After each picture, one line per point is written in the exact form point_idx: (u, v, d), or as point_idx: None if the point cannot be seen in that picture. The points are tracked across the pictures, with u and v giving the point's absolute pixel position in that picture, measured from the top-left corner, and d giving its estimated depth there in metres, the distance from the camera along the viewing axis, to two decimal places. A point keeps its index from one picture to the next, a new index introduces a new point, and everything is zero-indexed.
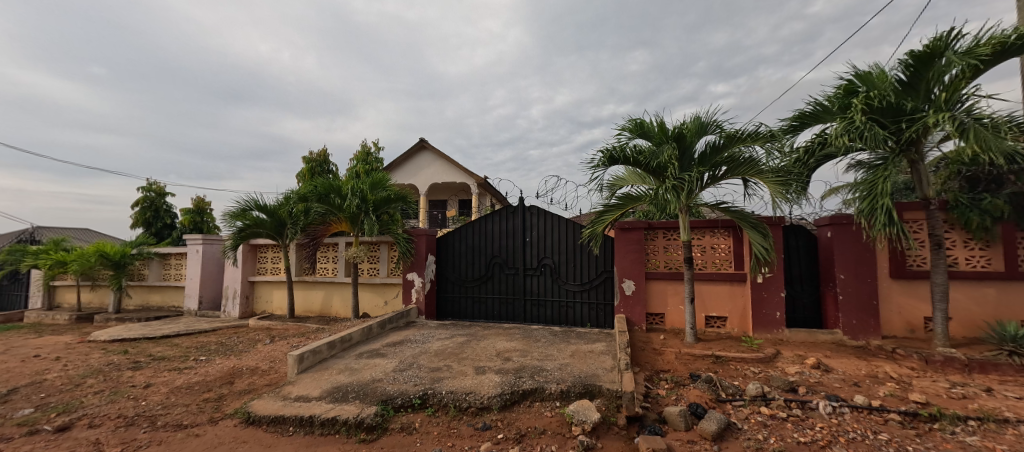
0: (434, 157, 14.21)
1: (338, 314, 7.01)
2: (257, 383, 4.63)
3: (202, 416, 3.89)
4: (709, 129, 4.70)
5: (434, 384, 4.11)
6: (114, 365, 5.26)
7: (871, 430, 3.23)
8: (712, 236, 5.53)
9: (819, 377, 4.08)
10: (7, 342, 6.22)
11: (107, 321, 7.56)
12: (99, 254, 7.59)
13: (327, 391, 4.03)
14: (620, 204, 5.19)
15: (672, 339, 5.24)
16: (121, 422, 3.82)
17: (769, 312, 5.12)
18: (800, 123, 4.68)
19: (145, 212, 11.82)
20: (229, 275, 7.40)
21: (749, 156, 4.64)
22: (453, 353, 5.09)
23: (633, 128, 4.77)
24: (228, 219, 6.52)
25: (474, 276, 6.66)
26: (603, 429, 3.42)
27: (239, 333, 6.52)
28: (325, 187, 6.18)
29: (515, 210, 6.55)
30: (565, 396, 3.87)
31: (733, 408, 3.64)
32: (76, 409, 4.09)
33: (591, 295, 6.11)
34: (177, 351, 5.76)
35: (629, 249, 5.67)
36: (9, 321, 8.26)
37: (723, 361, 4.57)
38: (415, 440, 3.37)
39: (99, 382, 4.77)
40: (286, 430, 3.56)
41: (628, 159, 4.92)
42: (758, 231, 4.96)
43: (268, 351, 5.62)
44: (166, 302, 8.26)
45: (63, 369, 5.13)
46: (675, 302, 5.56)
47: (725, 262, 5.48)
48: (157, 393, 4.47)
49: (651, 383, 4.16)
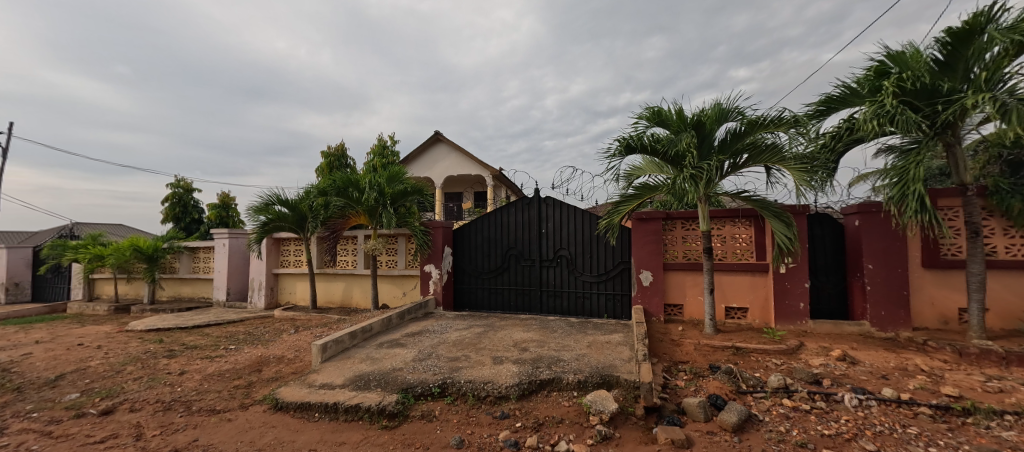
0: (449, 149, 14.27)
1: (359, 305, 7.19)
2: (284, 371, 4.81)
3: (234, 402, 4.08)
4: (730, 115, 4.57)
5: (453, 373, 4.19)
6: (151, 353, 5.55)
7: (899, 423, 3.14)
8: (733, 226, 5.41)
9: (844, 369, 3.98)
10: (54, 331, 6.61)
11: (143, 312, 7.94)
12: (133, 248, 7.95)
13: (350, 380, 4.16)
14: (637, 194, 5.13)
15: (690, 330, 5.19)
16: (159, 407, 4.04)
17: (792, 303, 5.00)
18: (827, 107, 4.51)
19: (174, 207, 12.30)
20: (255, 267, 7.66)
21: (772, 143, 4.51)
22: (471, 343, 5.17)
23: (651, 116, 4.68)
24: (252, 214, 6.71)
25: (491, 267, 6.71)
26: (621, 418, 3.43)
27: (265, 323, 6.76)
28: (344, 181, 6.29)
29: (531, 201, 6.54)
30: (583, 386, 3.90)
31: (755, 400, 3.59)
32: (118, 394, 4.34)
33: (608, 286, 6.08)
34: (208, 340, 6.02)
35: (646, 239, 5.60)
36: (55, 312, 8.76)
37: (744, 353, 4.50)
38: (436, 427, 3.45)
39: (138, 369, 5.04)
40: (312, 416, 3.70)
41: (646, 147, 4.83)
42: (782, 220, 4.83)
43: (293, 341, 5.81)
44: (197, 294, 8.62)
45: (105, 357, 5.43)
46: (694, 293, 5.48)
47: (746, 252, 5.36)
48: (191, 379, 4.70)
49: (670, 374, 4.14)
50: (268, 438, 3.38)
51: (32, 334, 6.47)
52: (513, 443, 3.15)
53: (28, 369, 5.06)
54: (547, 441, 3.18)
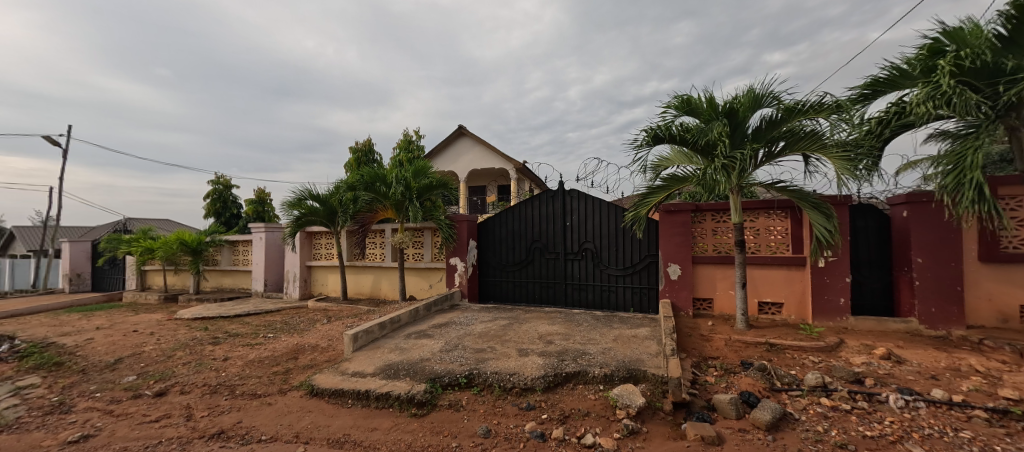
0: (473, 143, 14.33)
1: (387, 296, 7.39)
2: (318, 359, 5.02)
3: (274, 387, 4.30)
4: (766, 101, 4.36)
5: (479, 364, 4.26)
6: (198, 340, 5.92)
7: (950, 426, 2.95)
8: (767, 218, 5.20)
9: (889, 369, 3.76)
10: (113, 318, 7.17)
11: (189, 301, 8.47)
12: (179, 242, 8.48)
13: (380, 369, 4.30)
14: (665, 185, 5.01)
15: (721, 325, 5.04)
16: (207, 390, 4.32)
17: (831, 298, 4.76)
18: (873, 91, 4.23)
19: (215, 203, 12.98)
20: (290, 260, 8.00)
21: (811, 130, 4.28)
22: (496, 335, 5.22)
23: (680, 105, 4.53)
24: (286, 208, 7.00)
25: (516, 261, 6.73)
26: (649, 413, 3.39)
27: (300, 313, 7.06)
28: (371, 176, 6.45)
29: (556, 193, 6.50)
30: (609, 380, 3.87)
31: (790, 398, 3.46)
32: (170, 377, 4.67)
33: (634, 280, 5.98)
34: (249, 328, 6.36)
35: (674, 232, 5.46)
36: (113, 300, 9.48)
37: (778, 350, 4.33)
38: (462, 417, 3.52)
39: (186, 354, 5.39)
40: (345, 402, 3.86)
41: (674, 137, 4.70)
42: (821, 212, 4.58)
43: (326, 330, 6.05)
44: (237, 285, 9.11)
45: (158, 343, 5.84)
46: (725, 287, 5.32)
47: (781, 245, 5.14)
48: (234, 365, 4.99)
49: (699, 370, 4.05)
50: (305, 422, 3.55)
51: (94, 321, 7.03)
52: (539, 434, 3.17)
53: (93, 352, 5.52)
54: (573, 433, 3.18)
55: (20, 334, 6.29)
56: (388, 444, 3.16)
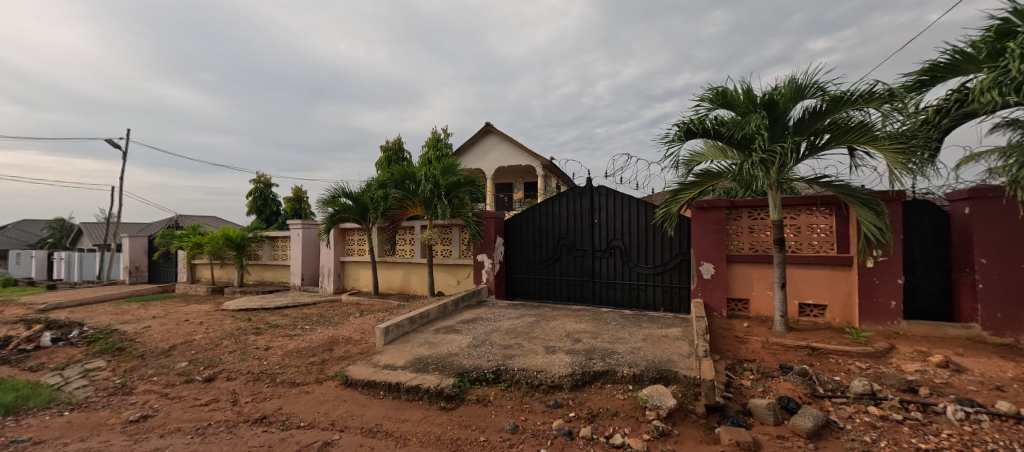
0: (500, 140, 14.37)
1: (417, 292, 7.56)
2: (352, 351, 5.20)
3: (311, 377, 4.51)
4: (809, 92, 4.12)
5: (507, 360, 4.28)
6: (242, 330, 6.27)
7: (1018, 442, 2.70)
8: (809, 215, 4.92)
9: (947, 378, 3.48)
10: (167, 308, 7.72)
11: (234, 294, 8.99)
12: (225, 238, 9.01)
13: (410, 362, 4.41)
14: (698, 181, 4.83)
15: (757, 327, 4.83)
16: (250, 377, 4.58)
17: (881, 301, 4.45)
18: (930, 77, 3.91)
19: (257, 200, 13.67)
20: (325, 255, 8.34)
21: (860, 121, 4.00)
22: (524, 332, 5.23)
23: (714, 98, 4.37)
24: (321, 205, 7.29)
25: (543, 258, 6.71)
26: (680, 415, 3.30)
27: (335, 306, 7.35)
28: (401, 174, 6.61)
29: (584, 190, 6.42)
30: (639, 380, 3.80)
31: (834, 406, 3.27)
32: (217, 364, 4.98)
33: (665, 278, 5.83)
34: (288, 320, 6.68)
35: (708, 229, 5.27)
36: (167, 291, 10.21)
37: (821, 354, 4.10)
38: (490, 411, 3.56)
39: (232, 343, 5.73)
40: (378, 393, 3.99)
41: (708, 132, 4.53)
42: (870, 208, 4.29)
43: (359, 324, 6.27)
44: (277, 279, 9.58)
45: (206, 332, 6.24)
46: (762, 287, 5.09)
47: (825, 244, 4.85)
48: (275, 354, 5.26)
49: (734, 373, 3.90)
50: (340, 410, 3.70)
51: (151, 310, 7.60)
52: (567, 432, 3.15)
53: (150, 339, 5.97)
54: (601, 432, 3.15)
55: (88, 322, 6.87)
56: (417, 436, 3.24)
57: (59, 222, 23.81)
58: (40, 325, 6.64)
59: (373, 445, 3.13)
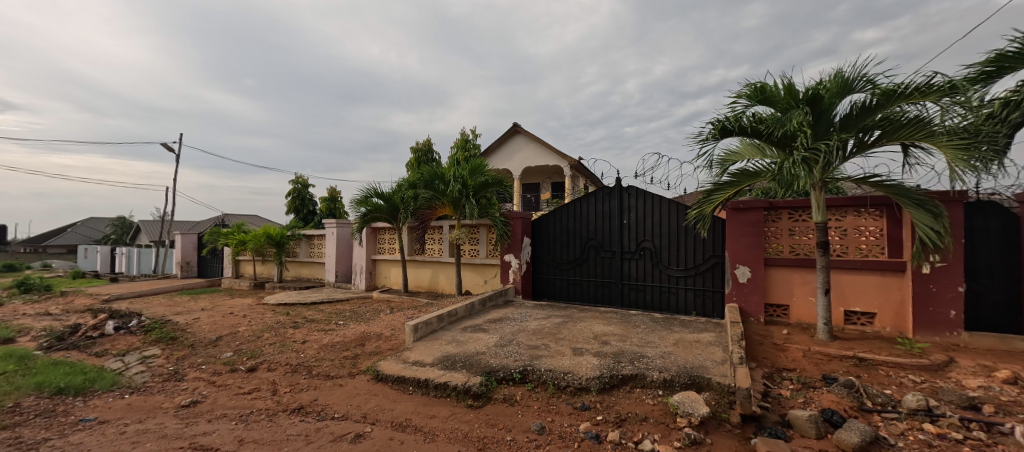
0: (528, 140, 14.35)
1: (445, 290, 7.68)
2: (382, 346, 5.35)
3: (344, 370, 4.67)
4: (857, 86, 3.87)
5: (534, 361, 4.28)
6: (281, 324, 6.58)
7: None
8: (856, 216, 4.62)
9: (1016, 396, 3.18)
10: (214, 301, 8.22)
11: (274, 289, 9.46)
12: (266, 235, 9.54)
13: (438, 359, 4.49)
14: (734, 181, 4.64)
15: (798, 334, 4.58)
16: (288, 369, 4.80)
17: (938, 310, 4.12)
18: (997, 68, 3.59)
19: (295, 200, 14.31)
20: (357, 253, 8.63)
21: (914, 116, 3.72)
22: (550, 333, 5.21)
23: (752, 94, 4.18)
24: (354, 205, 7.54)
25: (570, 258, 6.66)
26: (713, 424, 3.18)
27: (366, 303, 7.58)
28: (431, 175, 6.74)
29: (612, 190, 6.31)
30: (669, 385, 3.69)
31: (884, 421, 3.06)
32: (259, 355, 5.26)
33: (697, 281, 5.65)
34: (323, 315, 6.96)
35: (744, 231, 5.06)
36: (214, 285, 10.88)
37: (869, 365, 3.84)
38: (517, 411, 3.57)
39: (272, 335, 6.03)
40: (407, 389, 4.08)
41: (745, 129, 4.35)
42: (927, 210, 3.97)
43: (389, 320, 6.44)
44: (312, 275, 9.98)
45: (249, 324, 6.60)
46: (803, 293, 4.82)
47: (873, 247, 4.55)
48: (312, 348, 5.50)
49: (772, 382, 3.73)
50: (371, 404, 3.82)
51: (200, 303, 8.11)
52: (594, 435, 3.11)
53: (199, 330, 6.38)
54: (629, 437, 3.08)
55: (145, 312, 7.41)
56: (445, 432, 3.29)
57: (121, 220, 25.81)
58: (105, 314, 7.23)
59: (402, 439, 3.20)
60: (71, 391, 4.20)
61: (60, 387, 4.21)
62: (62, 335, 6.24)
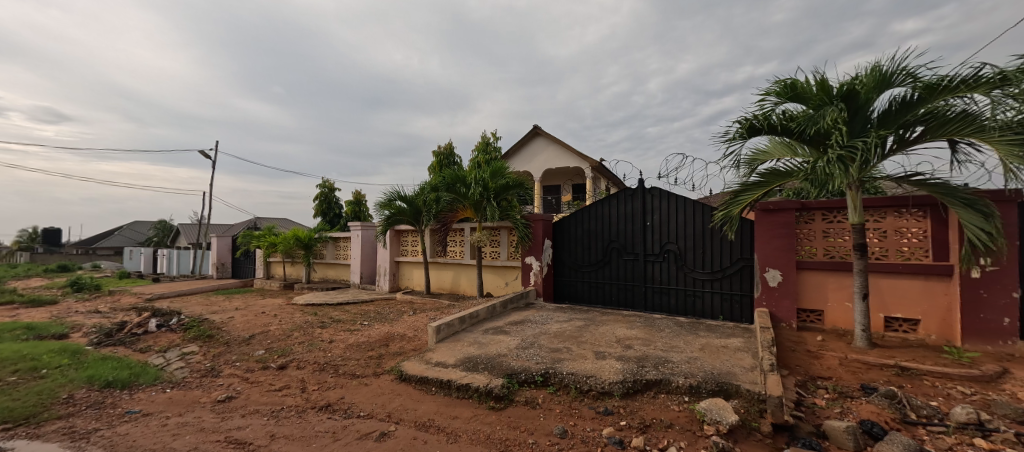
0: (549, 143, 14.31)
1: (466, 292, 7.74)
2: (406, 347, 5.44)
3: (369, 370, 4.78)
4: (897, 80, 3.68)
5: (556, 364, 4.25)
6: (309, 324, 6.79)
7: None
8: (896, 217, 4.39)
9: None
10: (247, 301, 8.56)
11: (302, 290, 9.78)
12: (295, 238, 9.89)
13: (460, 361, 4.53)
14: (763, 181, 4.47)
15: (833, 341, 4.36)
16: (317, 367, 4.96)
17: (990, 317, 3.84)
18: None
19: (322, 204, 14.76)
20: (382, 255, 8.82)
21: (961, 110, 3.50)
22: (572, 336, 5.16)
23: (782, 91, 4.03)
24: (378, 208, 7.70)
25: (591, 261, 6.59)
26: (742, 433, 3.07)
27: (390, 304, 7.73)
28: (452, 178, 6.82)
29: (635, 191, 6.21)
30: (695, 392, 3.59)
31: (930, 435, 2.87)
32: (289, 354, 5.45)
33: (723, 285, 5.49)
34: (349, 315, 7.13)
35: (774, 233, 4.87)
36: (248, 286, 11.34)
37: (913, 375, 3.61)
38: (539, 414, 3.55)
39: (301, 335, 6.23)
40: (430, 389, 4.13)
41: (775, 127, 4.20)
42: (977, 209, 3.71)
43: (412, 321, 6.54)
44: (338, 277, 10.26)
45: (280, 323, 6.84)
46: (839, 297, 4.59)
47: (916, 250, 4.29)
48: (338, 347, 5.65)
49: (805, 390, 3.57)
50: (395, 403, 3.89)
51: (233, 302, 8.47)
52: (618, 441, 3.05)
53: (234, 328, 6.67)
54: (654, 444, 3.01)
55: (184, 311, 7.80)
56: (467, 433, 3.31)
57: (162, 224, 27.26)
58: (148, 312, 7.65)
59: (425, 438, 3.24)
60: (118, 385, 4.46)
61: (109, 381, 4.48)
62: (110, 332, 6.64)
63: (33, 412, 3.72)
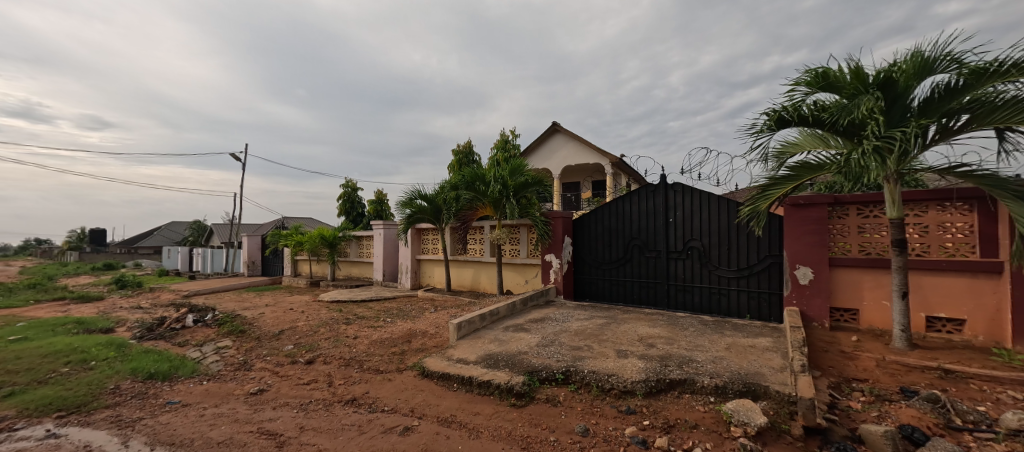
0: (568, 139, 14.19)
1: (487, 290, 7.78)
2: (427, 343, 5.51)
3: (393, 365, 4.87)
4: (940, 66, 3.46)
5: (576, 362, 4.22)
6: (335, 320, 6.98)
7: None
8: (940, 212, 4.13)
9: None
10: (276, 298, 8.87)
11: (327, 287, 10.06)
12: (321, 237, 10.17)
13: (482, 357, 4.56)
14: (793, 175, 4.29)
15: (870, 342, 4.16)
16: (342, 362, 5.09)
17: None
18: None
19: (345, 203, 15.12)
20: (403, 253, 8.96)
21: (1013, 96, 3.25)
22: (593, 334, 5.11)
23: (813, 80, 3.86)
24: (399, 207, 7.82)
25: (612, 258, 6.50)
26: (771, 435, 2.96)
27: (412, 301, 7.85)
28: (472, 176, 6.86)
29: (657, 187, 6.09)
30: (722, 392, 3.50)
31: (977, 442, 2.70)
32: (316, 349, 5.61)
33: (750, 283, 5.32)
34: (372, 312, 7.29)
35: (805, 229, 4.68)
36: (277, 283, 11.75)
37: (958, 378, 3.40)
38: (560, 412, 3.53)
39: (327, 331, 6.41)
40: (451, 385, 4.18)
41: (805, 118, 4.02)
42: None
43: (433, 318, 6.63)
44: (362, 274, 10.50)
45: (307, 320, 7.06)
46: (876, 296, 4.37)
47: (962, 246, 4.03)
48: (362, 343, 5.78)
49: (839, 393, 3.42)
50: (418, 399, 3.95)
51: (263, 299, 8.79)
52: (640, 440, 3.01)
53: (264, 324, 6.91)
54: (678, 445, 2.95)
55: (218, 307, 8.15)
56: (488, 429, 3.32)
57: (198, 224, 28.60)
58: (185, 308, 8.02)
59: (447, 433, 3.27)
60: (159, 377, 4.70)
61: (151, 373, 4.73)
62: (151, 326, 7.00)
63: (83, 400, 3.97)
